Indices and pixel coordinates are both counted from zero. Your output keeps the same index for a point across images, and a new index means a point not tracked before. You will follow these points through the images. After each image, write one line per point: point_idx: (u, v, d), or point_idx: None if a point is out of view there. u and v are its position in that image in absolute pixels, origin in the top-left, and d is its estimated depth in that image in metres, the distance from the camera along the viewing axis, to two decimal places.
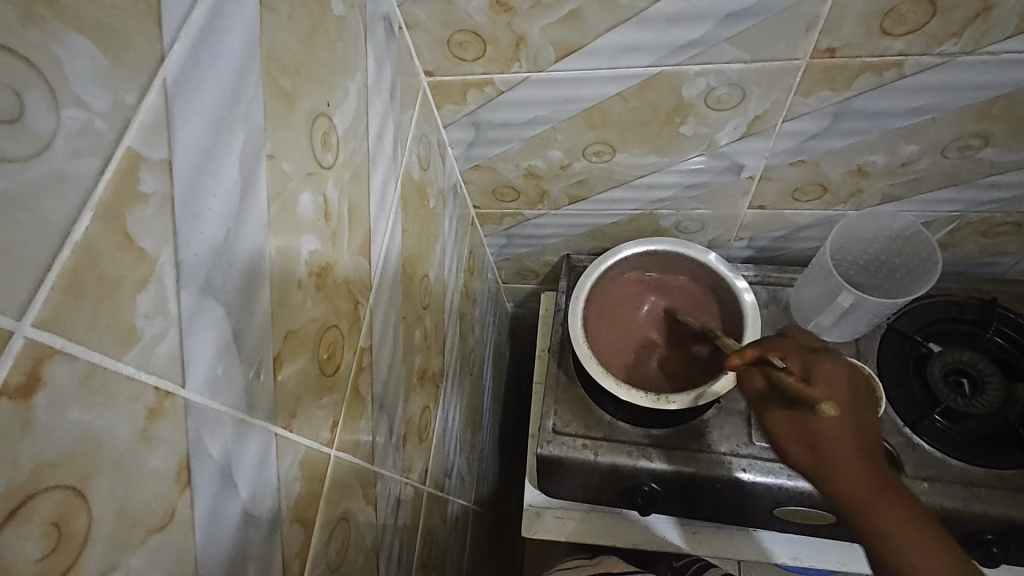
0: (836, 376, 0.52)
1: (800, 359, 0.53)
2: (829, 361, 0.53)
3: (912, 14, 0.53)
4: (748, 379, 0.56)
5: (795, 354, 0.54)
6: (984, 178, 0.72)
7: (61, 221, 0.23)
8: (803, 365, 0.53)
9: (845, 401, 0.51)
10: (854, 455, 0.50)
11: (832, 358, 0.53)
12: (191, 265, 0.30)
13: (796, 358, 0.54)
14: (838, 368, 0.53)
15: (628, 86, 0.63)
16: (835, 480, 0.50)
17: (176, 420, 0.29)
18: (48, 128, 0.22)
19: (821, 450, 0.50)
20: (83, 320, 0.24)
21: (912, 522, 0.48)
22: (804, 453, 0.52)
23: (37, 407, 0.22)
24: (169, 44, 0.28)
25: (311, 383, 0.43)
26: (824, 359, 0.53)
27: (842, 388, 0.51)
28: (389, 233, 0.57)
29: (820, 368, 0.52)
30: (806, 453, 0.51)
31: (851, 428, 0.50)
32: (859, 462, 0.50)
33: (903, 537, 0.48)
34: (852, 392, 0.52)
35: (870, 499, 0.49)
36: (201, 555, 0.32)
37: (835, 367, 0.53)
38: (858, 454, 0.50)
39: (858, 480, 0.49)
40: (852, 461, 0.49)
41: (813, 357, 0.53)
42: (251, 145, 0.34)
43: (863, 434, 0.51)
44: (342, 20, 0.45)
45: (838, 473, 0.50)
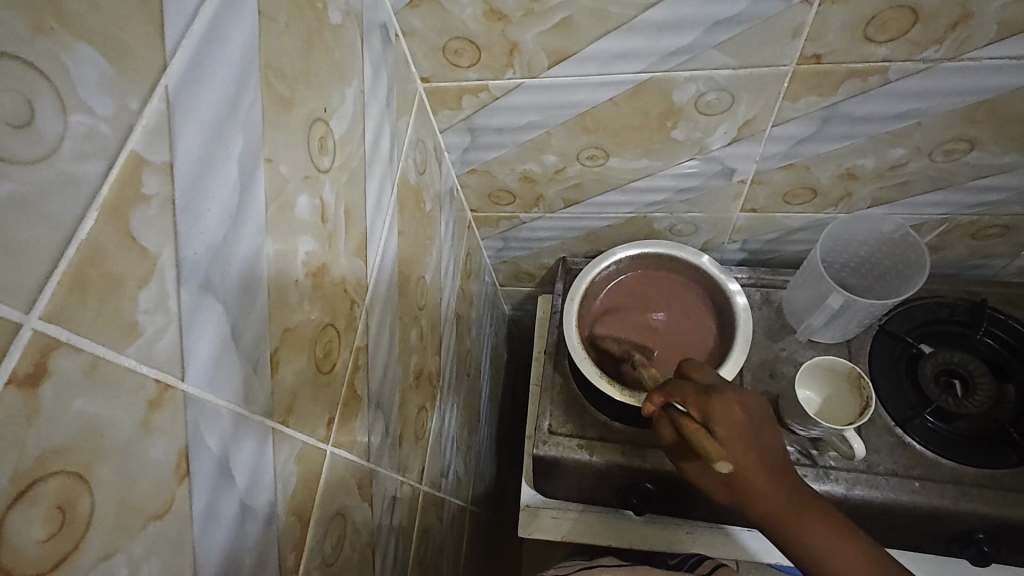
0: (730, 418, 0.57)
1: (697, 402, 0.58)
2: (723, 400, 0.58)
3: (894, 22, 0.55)
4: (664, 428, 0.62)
5: (693, 398, 0.58)
6: (972, 181, 0.73)
7: (67, 220, 0.24)
8: (699, 407, 0.57)
9: (742, 436, 0.57)
10: (767, 481, 0.57)
11: (724, 396, 0.58)
12: (191, 263, 0.31)
13: (694, 400, 0.58)
14: (729, 407, 0.57)
15: (619, 91, 0.65)
16: (751, 506, 0.58)
17: (176, 412, 0.30)
18: (56, 131, 0.24)
19: (733, 485, 0.58)
20: (88, 314, 0.25)
21: (822, 526, 0.56)
22: (721, 489, 0.60)
23: (43, 396, 0.23)
24: (171, 53, 0.29)
25: (308, 380, 0.45)
26: (714, 401, 0.57)
27: (735, 429, 0.57)
28: (386, 235, 0.59)
29: (714, 411, 0.57)
30: (722, 488, 0.60)
31: (749, 464, 0.57)
32: (767, 489, 0.57)
33: (814, 536, 0.56)
34: (747, 425, 0.58)
35: (783, 512, 0.57)
36: (199, 545, 0.33)
37: (727, 406, 0.57)
38: (764, 482, 0.57)
39: (768, 504, 0.57)
40: (760, 486, 0.57)
41: (709, 398, 0.57)
42: (250, 149, 0.36)
43: (765, 460, 0.57)
44: (338, 29, 0.46)
45: (751, 496, 0.57)
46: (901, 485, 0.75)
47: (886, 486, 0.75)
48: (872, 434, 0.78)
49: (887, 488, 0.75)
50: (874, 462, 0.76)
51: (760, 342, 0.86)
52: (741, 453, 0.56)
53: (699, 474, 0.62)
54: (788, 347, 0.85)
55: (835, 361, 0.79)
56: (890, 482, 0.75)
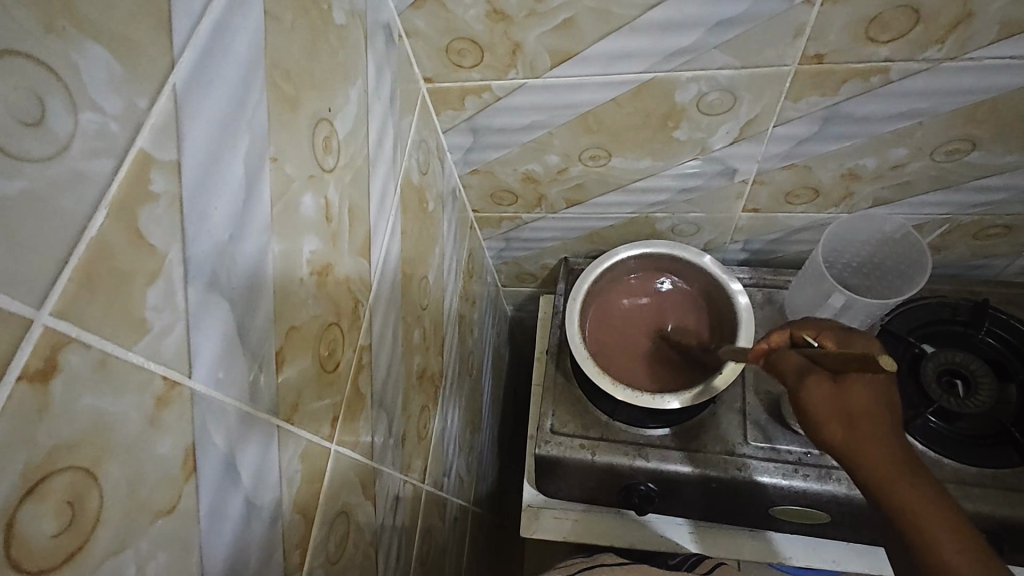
0: (872, 355, 0.50)
1: (835, 338, 0.52)
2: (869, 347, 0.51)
3: (896, 21, 0.55)
4: (781, 357, 0.53)
5: (829, 333, 0.53)
6: (973, 181, 0.73)
7: (77, 217, 0.24)
8: (838, 341, 0.52)
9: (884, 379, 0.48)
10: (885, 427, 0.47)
11: (866, 339, 0.52)
12: (198, 260, 0.31)
13: (834, 337, 0.52)
14: (874, 349, 0.52)
15: (622, 92, 0.65)
16: (863, 449, 0.47)
17: (183, 408, 0.31)
18: (66, 130, 0.24)
19: (854, 416, 0.47)
20: (97, 310, 0.25)
21: (933, 492, 0.45)
22: (837, 421, 0.48)
23: (54, 391, 0.23)
24: (179, 52, 0.29)
25: (312, 379, 0.45)
26: (860, 337, 0.52)
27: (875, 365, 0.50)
28: (389, 234, 0.59)
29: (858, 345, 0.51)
30: (840, 418, 0.47)
31: (885, 405, 0.48)
32: (882, 435, 0.47)
33: (920, 507, 0.45)
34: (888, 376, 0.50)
35: (892, 470, 0.46)
36: (205, 541, 0.34)
37: (872, 346, 0.52)
38: (882, 428, 0.47)
39: (885, 452, 0.47)
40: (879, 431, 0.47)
41: (850, 336, 0.52)
42: (255, 147, 0.36)
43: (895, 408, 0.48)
44: (343, 29, 0.46)
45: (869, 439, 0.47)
46: None
47: None
48: None
49: None
50: None
51: None
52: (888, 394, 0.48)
53: (819, 399, 0.48)
54: None
55: None
56: None
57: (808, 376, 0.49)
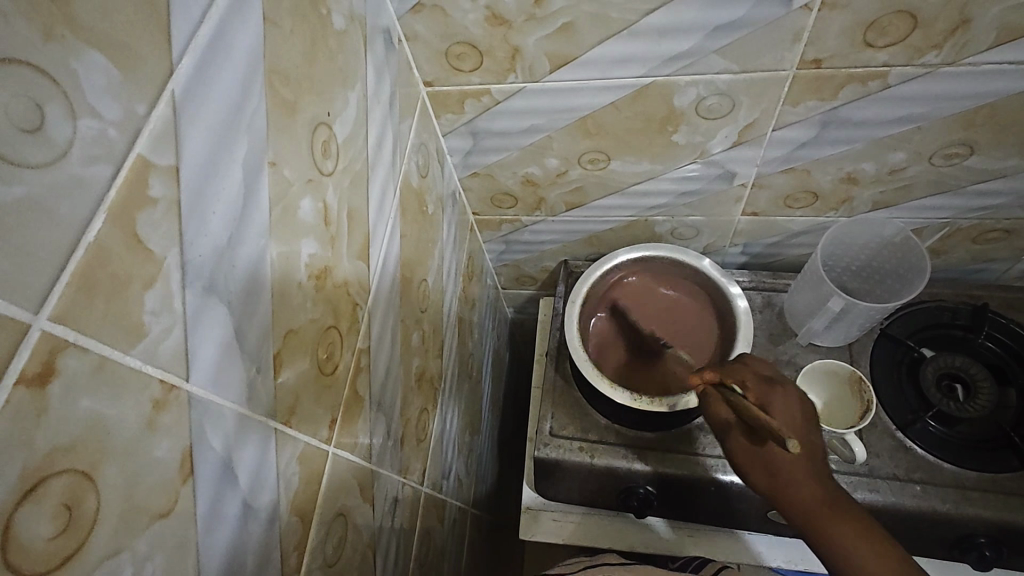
0: (791, 409, 0.55)
1: (758, 388, 0.57)
2: (784, 396, 0.56)
3: (893, 26, 0.55)
4: (715, 407, 0.59)
5: (754, 382, 0.58)
6: (972, 186, 0.73)
7: (76, 222, 0.24)
8: (761, 394, 0.56)
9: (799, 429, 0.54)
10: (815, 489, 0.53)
11: (790, 394, 0.56)
12: (196, 265, 0.32)
13: (755, 386, 0.57)
14: (792, 403, 0.56)
15: (620, 96, 0.65)
16: (794, 492, 0.53)
17: (180, 411, 0.31)
18: (64, 136, 0.24)
19: (771, 466, 0.54)
20: (95, 314, 0.26)
21: (850, 519, 0.52)
22: (759, 472, 0.55)
23: (51, 394, 0.24)
24: (178, 58, 0.30)
25: (310, 382, 0.45)
26: (778, 393, 0.56)
27: (795, 419, 0.54)
28: (388, 237, 0.59)
29: (775, 405, 0.55)
30: (767, 472, 0.55)
31: (804, 454, 0.53)
32: (808, 482, 0.53)
33: (843, 536, 0.52)
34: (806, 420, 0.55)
35: (824, 513, 0.53)
36: (202, 544, 0.34)
37: (789, 400, 0.56)
38: (802, 472, 0.53)
39: (810, 495, 0.53)
40: (807, 484, 0.53)
41: (770, 389, 0.56)
42: (254, 153, 0.36)
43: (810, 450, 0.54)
44: (342, 34, 0.47)
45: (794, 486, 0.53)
46: (902, 488, 0.75)
47: (887, 489, 0.75)
48: (874, 438, 0.78)
49: (889, 492, 0.75)
50: (874, 466, 0.76)
51: (761, 345, 0.86)
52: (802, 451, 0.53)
53: (741, 452, 0.57)
54: (789, 350, 0.86)
55: (834, 365, 0.80)
56: (892, 485, 0.75)
57: (734, 433, 0.57)
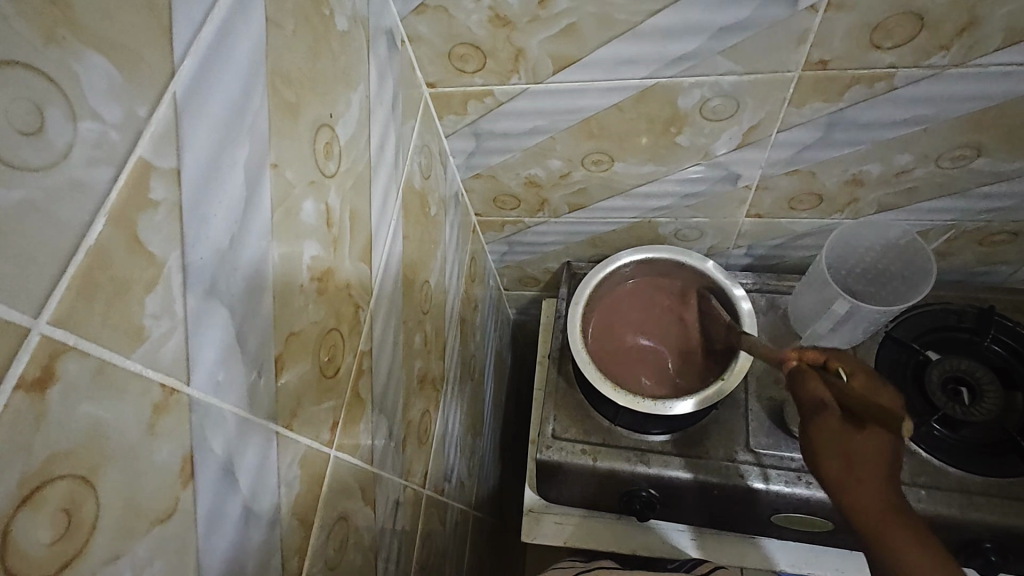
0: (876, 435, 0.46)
1: (866, 377, 0.49)
2: (889, 393, 0.47)
3: (900, 28, 0.54)
4: (803, 382, 0.51)
5: (862, 371, 0.49)
6: (978, 188, 0.73)
7: (76, 226, 0.24)
8: (867, 380, 0.49)
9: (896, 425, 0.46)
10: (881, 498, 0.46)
11: (881, 425, 0.46)
12: (197, 268, 0.31)
13: (861, 376, 0.49)
14: (885, 441, 0.46)
15: (624, 97, 0.65)
16: (854, 492, 0.47)
17: (181, 415, 0.31)
18: (65, 139, 0.24)
19: (854, 457, 0.47)
20: (96, 318, 0.25)
21: (913, 540, 0.45)
22: (835, 459, 0.47)
23: (51, 399, 0.23)
24: (180, 60, 0.29)
25: (311, 385, 0.45)
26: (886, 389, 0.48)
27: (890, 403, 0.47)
28: (391, 239, 0.59)
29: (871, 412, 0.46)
30: (842, 461, 0.47)
31: (880, 459, 0.46)
32: (879, 490, 0.46)
33: (919, 564, 0.44)
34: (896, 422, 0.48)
35: (881, 517, 0.46)
36: (203, 548, 0.34)
37: (895, 396, 0.48)
38: (872, 483, 0.46)
39: (868, 502, 0.47)
40: (877, 480, 0.46)
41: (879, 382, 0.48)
42: (256, 154, 0.36)
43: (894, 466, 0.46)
44: (345, 35, 0.46)
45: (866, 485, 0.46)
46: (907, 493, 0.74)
47: None
48: None
49: None
50: None
51: None
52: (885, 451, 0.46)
53: (824, 437, 0.48)
54: None
55: None
56: None
57: (825, 412, 0.48)
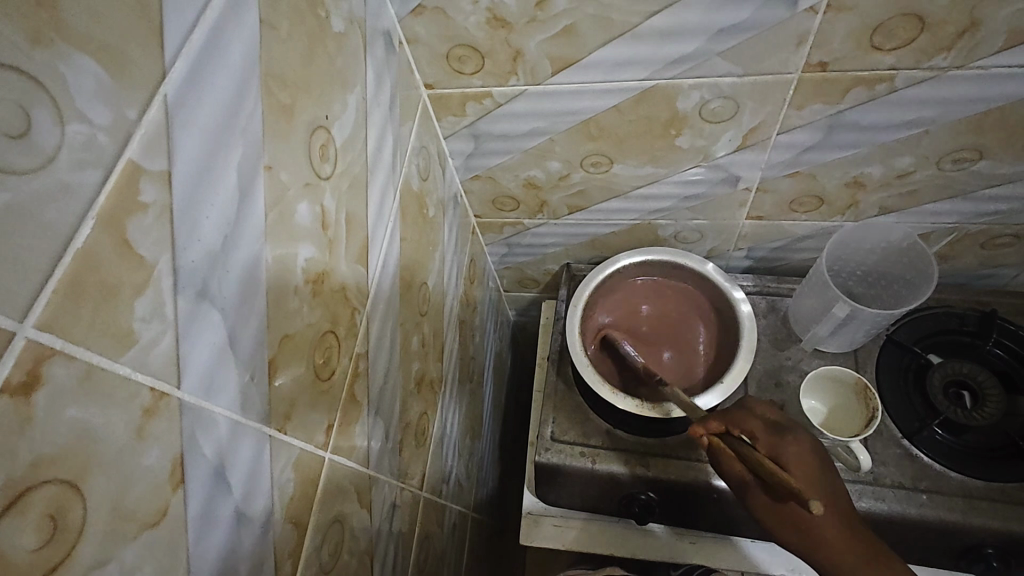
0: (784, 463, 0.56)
1: (768, 440, 0.59)
2: (795, 442, 0.59)
3: (901, 29, 0.54)
4: (728, 462, 0.59)
5: (765, 435, 0.59)
6: (980, 191, 0.72)
7: (64, 228, 0.24)
8: (769, 444, 0.59)
9: (814, 474, 0.56)
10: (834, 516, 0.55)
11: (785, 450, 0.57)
12: (188, 271, 0.31)
13: (762, 439, 0.59)
14: (803, 452, 0.58)
15: (623, 99, 0.64)
16: (820, 528, 0.55)
17: (171, 419, 0.31)
18: (52, 141, 0.24)
19: (791, 510, 0.56)
20: (83, 322, 0.25)
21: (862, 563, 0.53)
22: (783, 526, 0.56)
23: (36, 404, 0.23)
24: (171, 62, 0.29)
25: (306, 387, 0.45)
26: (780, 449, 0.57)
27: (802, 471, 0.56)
28: (387, 242, 0.59)
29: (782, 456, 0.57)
30: (787, 527, 0.56)
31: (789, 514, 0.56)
32: (824, 525, 0.55)
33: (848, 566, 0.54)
34: (824, 467, 0.58)
35: (815, 539, 0.55)
36: (194, 551, 0.33)
37: (800, 446, 0.59)
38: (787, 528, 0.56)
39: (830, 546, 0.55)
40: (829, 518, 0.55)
41: (779, 441, 0.59)
42: (249, 157, 0.36)
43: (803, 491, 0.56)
44: (341, 37, 0.46)
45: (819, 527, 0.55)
46: (908, 498, 0.74)
47: (893, 499, 0.74)
48: (879, 446, 0.77)
49: (894, 501, 0.74)
50: (880, 474, 0.75)
51: (765, 350, 0.85)
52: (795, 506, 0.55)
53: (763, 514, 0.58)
54: (793, 356, 0.85)
55: (840, 371, 0.80)
56: (898, 494, 0.74)
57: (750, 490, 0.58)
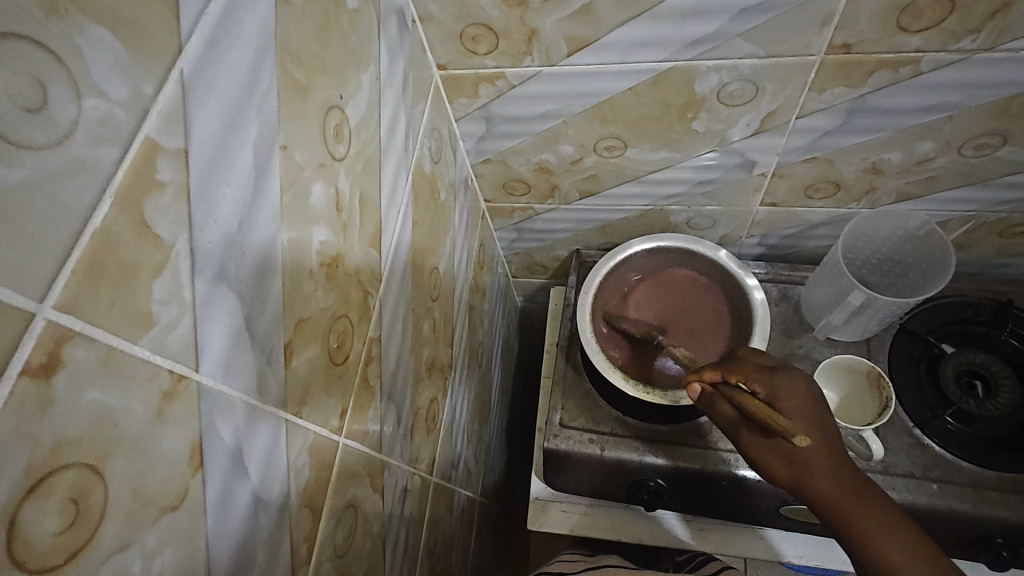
0: (797, 393, 0.52)
1: (764, 380, 0.54)
2: (791, 379, 0.54)
3: (929, 10, 0.53)
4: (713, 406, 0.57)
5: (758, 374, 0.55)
6: (1000, 178, 0.71)
7: (82, 207, 0.23)
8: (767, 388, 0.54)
9: (809, 415, 0.51)
10: (842, 488, 0.50)
11: (794, 374, 0.54)
12: (205, 252, 0.30)
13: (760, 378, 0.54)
14: (799, 389, 0.53)
15: (639, 81, 0.63)
16: (816, 484, 0.50)
17: (189, 403, 0.30)
18: (69, 117, 0.23)
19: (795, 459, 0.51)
20: (101, 302, 0.25)
21: (866, 508, 0.49)
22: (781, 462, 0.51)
23: (57, 387, 0.23)
24: (186, 37, 0.28)
25: (321, 371, 0.44)
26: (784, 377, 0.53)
27: (804, 410, 0.51)
28: (400, 224, 0.58)
29: (780, 385, 0.53)
30: (840, 484, 0.50)
31: (829, 448, 0.51)
32: (829, 472, 0.50)
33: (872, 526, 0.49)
34: (815, 408, 0.52)
35: (835, 482, 0.50)
36: (213, 532, 0.33)
37: (796, 382, 0.53)
38: (833, 466, 0.50)
39: (832, 484, 0.50)
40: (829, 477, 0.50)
41: (773, 375, 0.54)
42: (264, 136, 0.35)
43: (822, 409, 0.52)
44: (356, 14, 0.45)
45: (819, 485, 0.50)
46: (919, 487, 0.73)
47: (903, 487, 0.74)
48: (891, 435, 0.76)
49: (905, 490, 0.73)
50: (891, 463, 0.75)
51: (777, 338, 0.85)
52: (828, 423, 0.52)
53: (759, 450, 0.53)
54: (806, 344, 0.84)
55: (852, 359, 0.79)
56: (909, 483, 0.74)
57: (742, 432, 0.54)
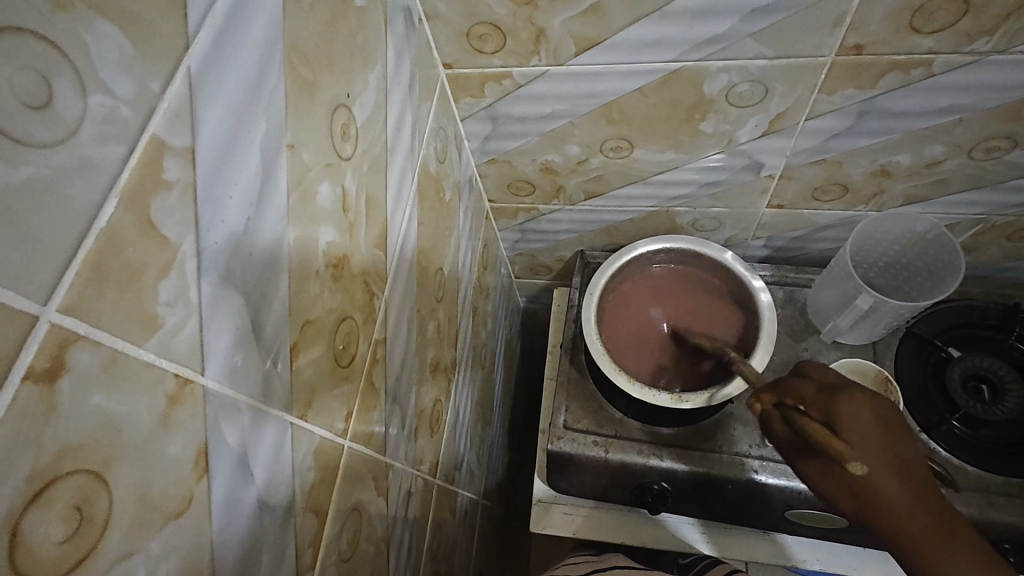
0: (863, 418, 0.47)
1: (821, 402, 0.49)
2: (853, 401, 0.48)
3: (942, 11, 0.52)
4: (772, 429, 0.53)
5: (814, 395, 0.50)
6: (1010, 181, 0.70)
7: (88, 206, 0.23)
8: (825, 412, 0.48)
9: (874, 443, 0.46)
10: (915, 523, 0.45)
11: (858, 395, 0.49)
12: (212, 253, 0.30)
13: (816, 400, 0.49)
14: (863, 413, 0.47)
15: (647, 82, 0.63)
16: (885, 521, 0.45)
17: (195, 407, 0.29)
18: (74, 114, 0.22)
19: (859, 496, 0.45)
20: (106, 305, 0.24)
21: (943, 547, 0.44)
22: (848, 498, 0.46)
23: (61, 391, 0.22)
24: (193, 34, 0.28)
25: (326, 373, 0.44)
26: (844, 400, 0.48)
27: (872, 436, 0.46)
28: (405, 224, 0.57)
29: (842, 410, 0.47)
30: (912, 521, 0.45)
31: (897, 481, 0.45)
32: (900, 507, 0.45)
33: (951, 567, 0.43)
34: (882, 434, 0.46)
35: (907, 518, 0.45)
36: (218, 538, 0.33)
37: (859, 405, 0.48)
38: (903, 500, 0.45)
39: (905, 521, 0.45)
40: (899, 514, 0.45)
41: (833, 397, 0.49)
42: (271, 135, 0.34)
43: (891, 433, 0.47)
44: (363, 12, 0.44)
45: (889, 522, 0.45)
46: None
47: None
48: None
49: None
50: None
51: (783, 341, 0.84)
52: (903, 451, 0.47)
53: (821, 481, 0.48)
54: (811, 347, 0.83)
55: (860, 363, 0.78)
56: None
57: (803, 460, 0.49)
